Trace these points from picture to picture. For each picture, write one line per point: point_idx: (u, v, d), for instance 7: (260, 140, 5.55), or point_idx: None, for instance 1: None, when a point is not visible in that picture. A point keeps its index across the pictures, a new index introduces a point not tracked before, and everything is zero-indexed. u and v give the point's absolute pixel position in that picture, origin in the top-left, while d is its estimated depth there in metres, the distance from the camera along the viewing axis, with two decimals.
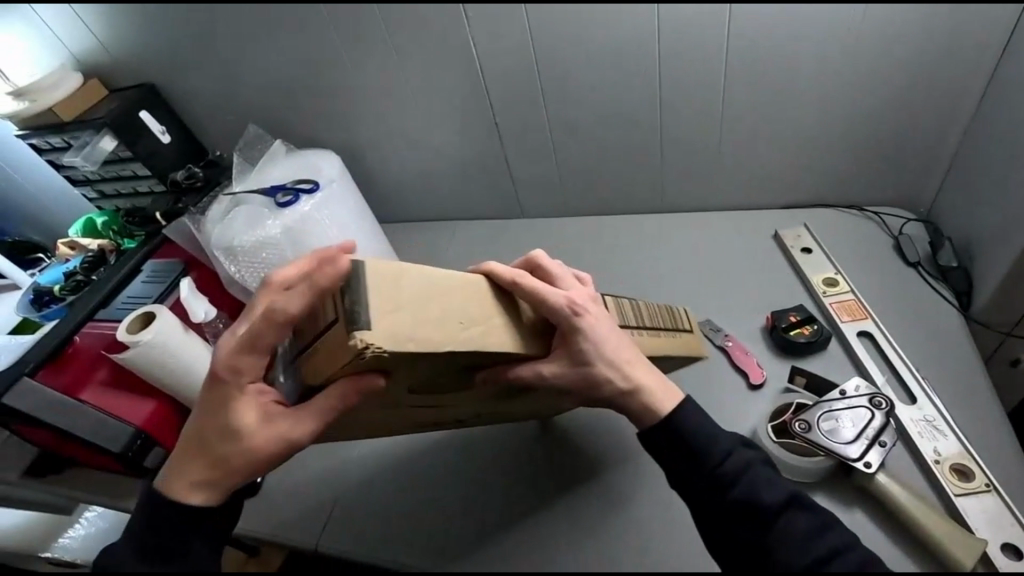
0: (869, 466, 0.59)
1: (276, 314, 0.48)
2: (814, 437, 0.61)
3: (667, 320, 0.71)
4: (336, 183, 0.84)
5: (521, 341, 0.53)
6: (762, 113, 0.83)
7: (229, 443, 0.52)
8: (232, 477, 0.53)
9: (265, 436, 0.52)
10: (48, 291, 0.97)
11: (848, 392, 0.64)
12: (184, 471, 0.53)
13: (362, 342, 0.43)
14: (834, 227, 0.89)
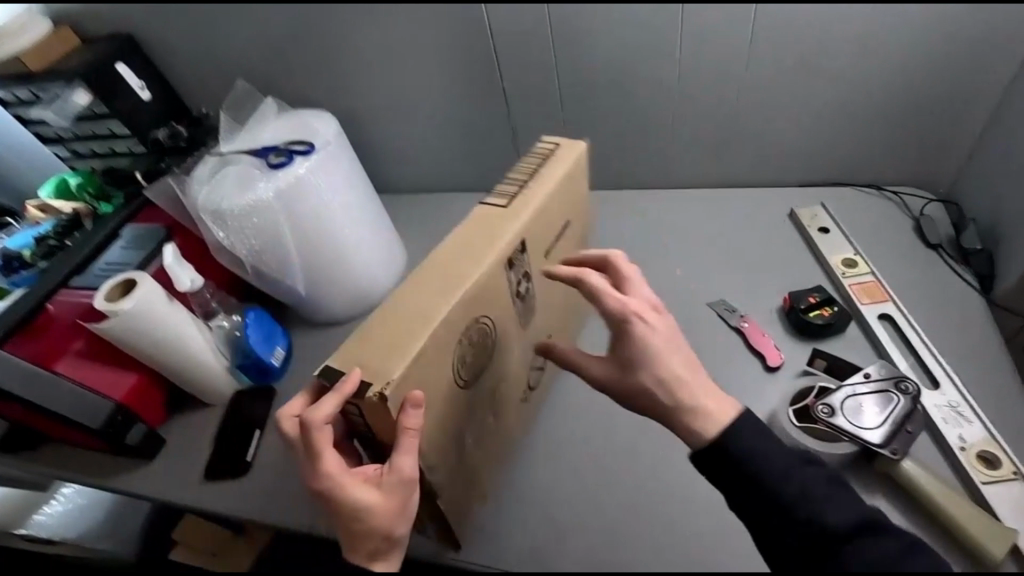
0: (896, 453, 0.57)
1: (316, 428, 0.49)
2: (838, 422, 0.59)
3: (539, 155, 0.69)
4: (332, 145, 0.77)
5: (490, 278, 0.57)
6: (788, 88, 0.79)
7: (365, 514, 0.50)
8: (396, 532, 0.52)
9: (388, 481, 0.50)
10: (17, 256, 0.89)
11: (872, 375, 0.62)
12: (357, 549, 0.51)
13: (374, 393, 0.48)
14: (853, 208, 0.87)
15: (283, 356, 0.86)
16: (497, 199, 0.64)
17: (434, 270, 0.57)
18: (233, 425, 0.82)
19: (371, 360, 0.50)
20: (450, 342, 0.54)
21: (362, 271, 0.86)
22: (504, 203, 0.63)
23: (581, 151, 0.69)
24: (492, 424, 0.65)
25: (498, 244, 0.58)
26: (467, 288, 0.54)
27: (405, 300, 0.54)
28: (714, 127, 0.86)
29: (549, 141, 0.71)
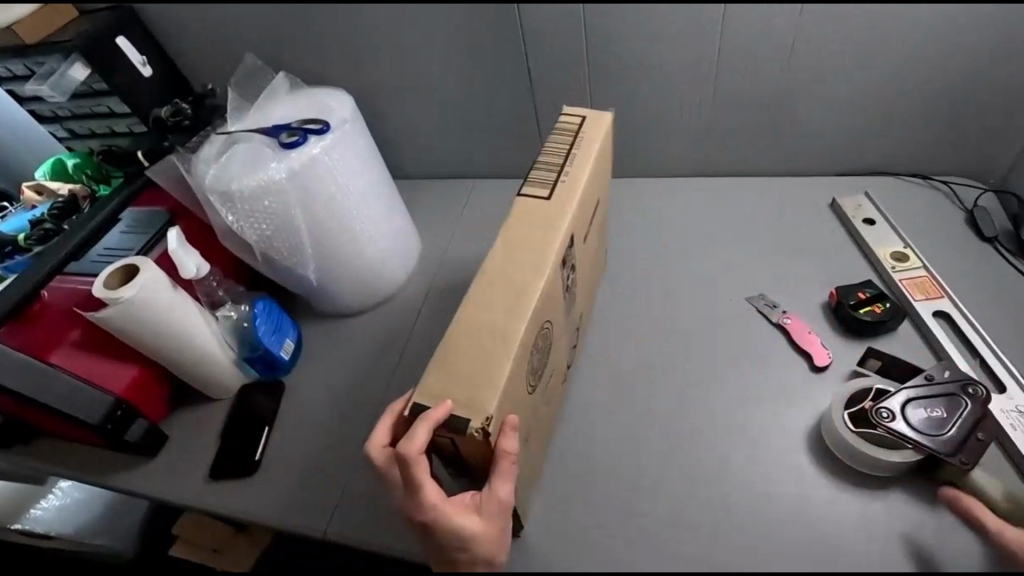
0: (966, 464, 0.55)
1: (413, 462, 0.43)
2: (900, 428, 0.56)
3: (566, 132, 0.62)
4: (349, 124, 0.72)
5: (552, 279, 0.52)
6: (835, 73, 0.74)
7: (471, 544, 0.45)
8: (500, 560, 0.47)
9: (490, 503, 0.46)
10: (11, 240, 0.84)
11: (935, 378, 0.60)
12: None
13: (477, 430, 0.43)
14: (898, 199, 0.83)
15: (292, 349, 0.82)
16: (535, 189, 0.57)
17: (491, 281, 0.51)
18: (240, 420, 0.78)
19: (460, 391, 0.45)
20: (527, 356, 0.49)
21: (381, 257, 0.82)
22: (545, 194, 0.57)
23: (609, 124, 0.63)
24: (544, 417, 0.60)
25: (554, 243, 0.52)
26: (537, 298, 0.49)
27: (473, 317, 0.49)
28: (753, 113, 0.81)
29: (571, 116, 0.64)
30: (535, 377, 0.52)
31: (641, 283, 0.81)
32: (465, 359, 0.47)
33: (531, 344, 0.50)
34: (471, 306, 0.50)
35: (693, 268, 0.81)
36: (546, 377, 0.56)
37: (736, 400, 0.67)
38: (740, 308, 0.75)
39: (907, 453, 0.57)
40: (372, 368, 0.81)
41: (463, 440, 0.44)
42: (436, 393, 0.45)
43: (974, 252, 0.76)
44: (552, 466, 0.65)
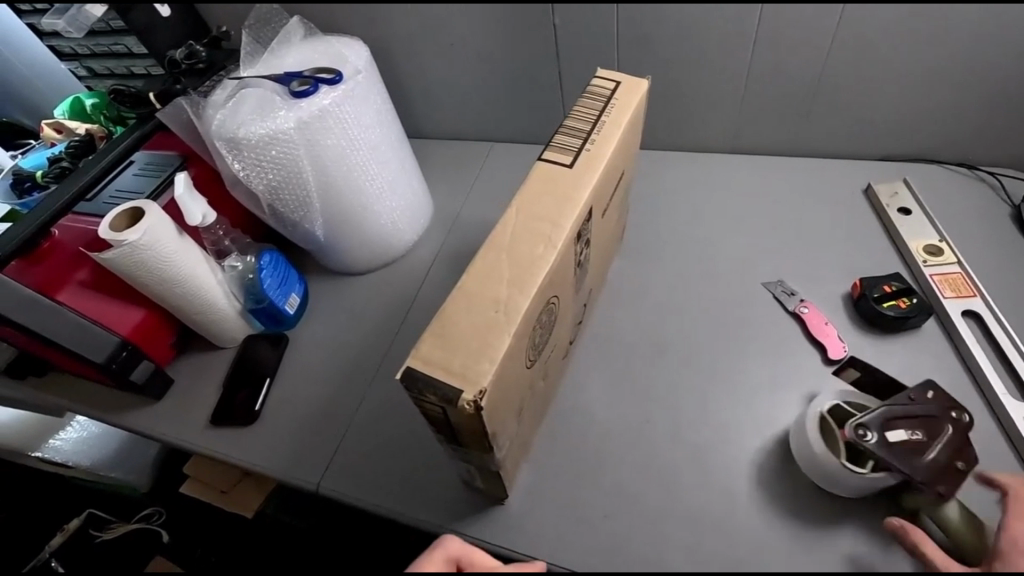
0: (944, 496, 0.49)
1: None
2: (875, 447, 0.50)
3: (596, 96, 0.58)
4: (363, 76, 0.70)
5: (565, 251, 0.48)
6: (887, 51, 0.68)
7: None
8: None
9: None
10: (30, 176, 0.86)
11: (919, 399, 0.53)
12: None
13: (469, 401, 0.39)
14: (938, 189, 0.77)
15: (298, 304, 0.82)
16: (557, 155, 0.53)
17: (503, 247, 0.47)
18: (242, 370, 0.78)
19: (455, 360, 0.41)
20: (530, 331, 0.46)
21: (391, 218, 0.81)
22: (567, 161, 0.53)
23: (643, 92, 0.59)
24: (541, 391, 0.59)
25: (572, 215, 0.49)
26: (547, 272, 0.45)
27: (476, 282, 0.45)
28: (789, 89, 0.75)
29: (604, 79, 0.60)
30: (535, 352, 0.50)
31: (654, 262, 0.78)
32: (463, 327, 0.43)
33: (535, 319, 0.47)
34: (477, 271, 0.46)
35: (709, 249, 0.77)
36: (545, 352, 0.54)
37: (741, 390, 0.65)
38: (755, 295, 0.72)
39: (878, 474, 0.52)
40: (373, 331, 0.80)
41: (450, 410, 0.41)
42: (427, 357, 0.42)
43: (1014, 252, 0.71)
44: (546, 441, 0.65)
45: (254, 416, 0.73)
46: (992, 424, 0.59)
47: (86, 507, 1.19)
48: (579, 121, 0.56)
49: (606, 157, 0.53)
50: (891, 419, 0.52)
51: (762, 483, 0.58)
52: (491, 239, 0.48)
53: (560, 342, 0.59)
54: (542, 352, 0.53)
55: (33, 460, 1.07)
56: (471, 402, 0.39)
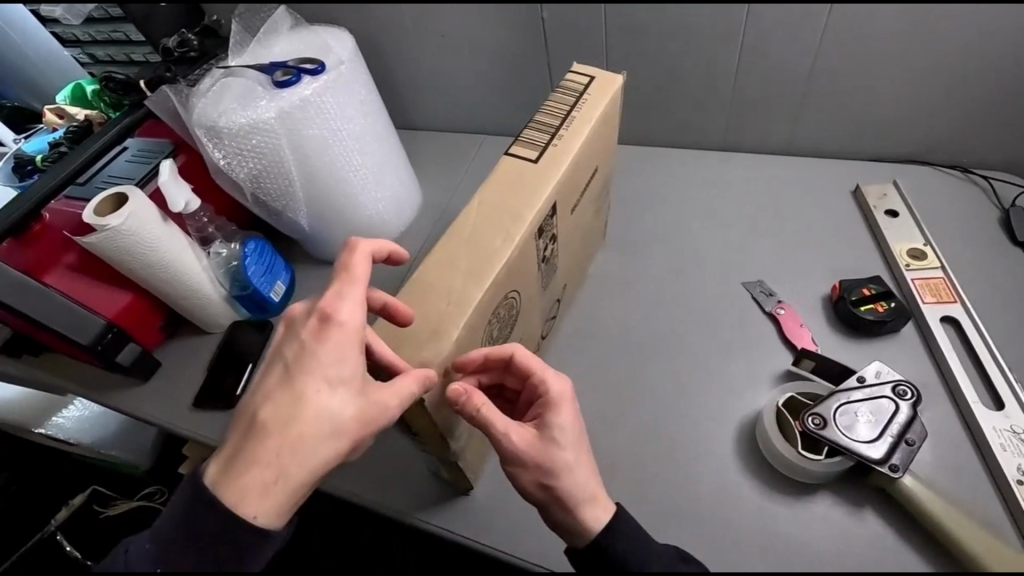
0: (895, 470, 0.53)
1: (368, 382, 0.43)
2: (830, 435, 0.54)
3: (569, 91, 0.58)
4: (346, 67, 0.70)
5: (523, 249, 0.49)
6: (878, 48, 0.67)
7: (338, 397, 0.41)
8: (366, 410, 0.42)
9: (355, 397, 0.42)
10: (31, 159, 0.88)
11: (867, 380, 0.57)
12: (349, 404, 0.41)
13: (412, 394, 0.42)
14: (929, 191, 0.76)
15: (283, 291, 0.83)
16: (523, 150, 0.53)
17: (461, 242, 0.48)
18: (225, 355, 0.80)
19: (405, 353, 0.44)
20: (483, 324, 0.47)
21: (376, 209, 0.81)
22: (533, 156, 0.53)
23: (618, 88, 0.58)
24: None
25: (533, 210, 0.49)
26: (503, 268, 0.46)
27: (431, 276, 0.47)
28: (780, 87, 0.74)
29: (579, 73, 0.59)
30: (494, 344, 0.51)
31: (636, 258, 0.77)
32: (415, 322, 0.46)
33: (491, 312, 0.48)
34: (434, 265, 0.48)
35: (692, 247, 0.77)
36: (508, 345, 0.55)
37: (713, 391, 0.64)
38: (735, 295, 0.71)
39: (837, 460, 0.54)
40: None
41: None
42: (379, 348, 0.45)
43: (1003, 258, 0.70)
44: None
45: (233, 400, 0.75)
46: (962, 431, 0.58)
47: (91, 484, 1.23)
48: (549, 116, 0.56)
49: (574, 152, 0.53)
50: (846, 405, 0.56)
51: (729, 484, 0.58)
52: (450, 234, 0.49)
53: (527, 336, 0.60)
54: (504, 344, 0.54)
55: (36, 437, 1.11)
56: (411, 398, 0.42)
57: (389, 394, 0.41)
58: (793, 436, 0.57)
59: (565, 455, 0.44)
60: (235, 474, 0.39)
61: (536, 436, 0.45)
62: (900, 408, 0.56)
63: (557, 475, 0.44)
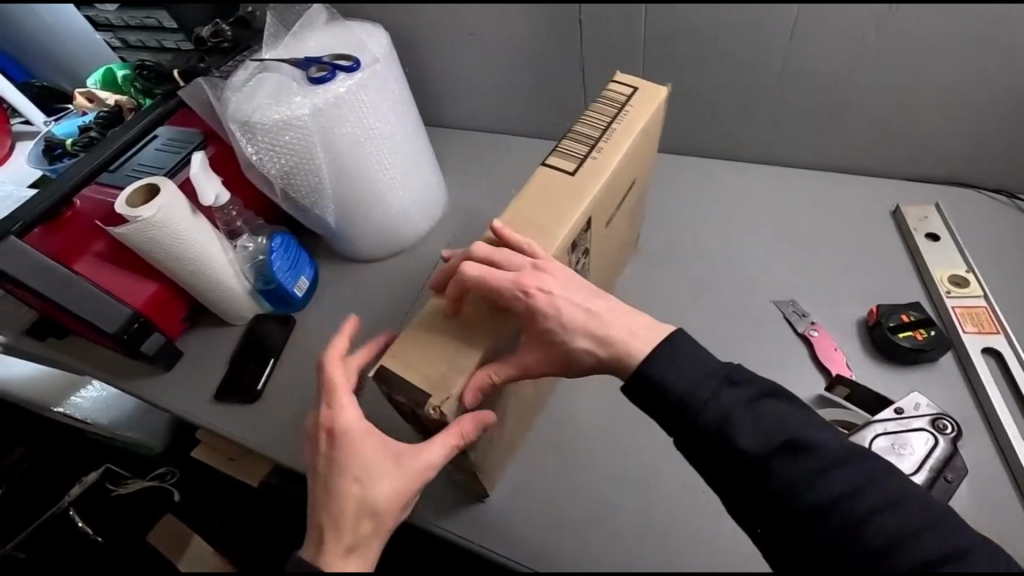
0: None
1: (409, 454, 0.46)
2: None
3: (611, 101, 0.57)
4: (380, 65, 0.69)
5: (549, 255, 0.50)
6: (929, 67, 0.64)
7: (388, 476, 0.45)
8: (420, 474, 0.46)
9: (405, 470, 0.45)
10: (61, 143, 0.88)
11: (905, 412, 0.56)
12: (401, 478, 0.45)
13: (434, 408, 0.45)
14: (972, 216, 0.74)
15: (306, 287, 0.83)
16: (560, 161, 0.53)
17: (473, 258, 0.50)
18: (249, 348, 0.80)
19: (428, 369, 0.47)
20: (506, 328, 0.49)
21: (403, 208, 0.81)
22: (570, 168, 0.53)
23: (662, 99, 0.57)
24: (530, 394, 0.61)
25: (566, 225, 0.50)
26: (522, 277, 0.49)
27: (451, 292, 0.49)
28: (823, 101, 0.72)
29: (622, 82, 0.59)
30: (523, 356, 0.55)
31: (664, 271, 0.76)
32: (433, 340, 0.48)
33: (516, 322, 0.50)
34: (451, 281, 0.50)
35: (722, 261, 0.75)
36: None
37: None
38: (766, 313, 0.70)
39: None
40: (376, 320, 0.81)
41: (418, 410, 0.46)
42: (402, 361, 0.47)
43: None
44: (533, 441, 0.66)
45: (253, 395, 0.75)
46: (1000, 468, 0.56)
47: (104, 462, 1.25)
48: (588, 125, 0.56)
49: (611, 166, 0.52)
50: (884, 437, 0.54)
51: None
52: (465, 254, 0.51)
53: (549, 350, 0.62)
54: None
55: (54, 414, 1.12)
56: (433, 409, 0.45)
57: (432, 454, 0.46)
58: None
59: (577, 343, 0.47)
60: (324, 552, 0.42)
61: (544, 347, 0.47)
62: (938, 443, 0.54)
63: (585, 350, 0.47)
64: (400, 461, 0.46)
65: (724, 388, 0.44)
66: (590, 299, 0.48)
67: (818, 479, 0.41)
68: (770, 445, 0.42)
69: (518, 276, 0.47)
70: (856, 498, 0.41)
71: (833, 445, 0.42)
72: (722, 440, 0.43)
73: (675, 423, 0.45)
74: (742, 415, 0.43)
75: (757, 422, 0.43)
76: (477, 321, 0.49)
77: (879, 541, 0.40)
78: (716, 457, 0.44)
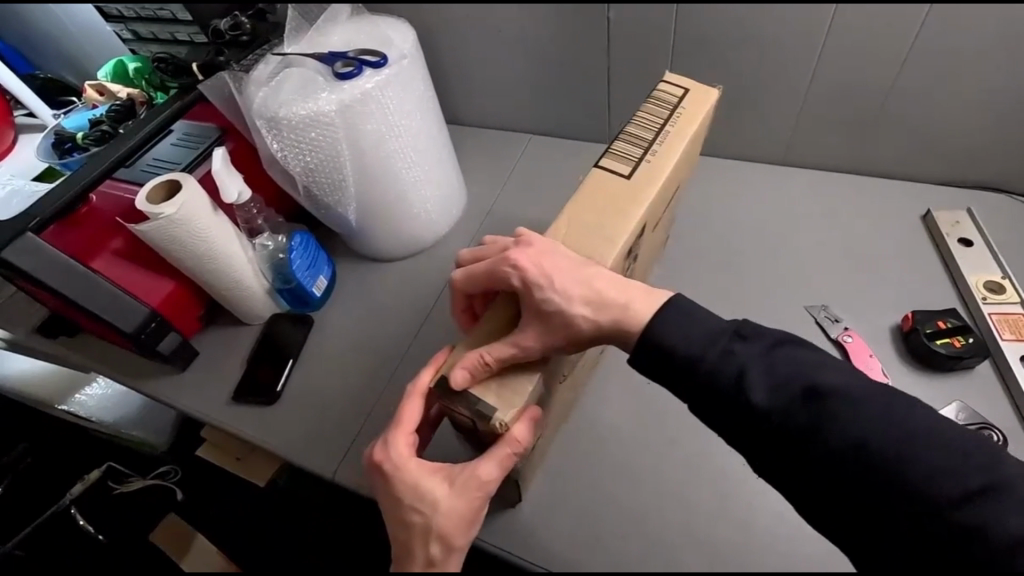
0: None
1: (470, 472, 0.45)
2: None
3: (663, 103, 0.58)
4: (407, 61, 0.67)
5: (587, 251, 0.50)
6: (970, 73, 0.63)
7: (449, 494, 0.45)
8: (486, 486, 0.46)
9: (464, 486, 0.45)
10: (71, 137, 0.85)
11: None
12: (463, 493, 0.45)
13: (501, 422, 0.45)
14: (1004, 221, 0.73)
15: (325, 286, 0.81)
16: (615, 164, 0.54)
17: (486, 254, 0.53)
18: (266, 348, 0.78)
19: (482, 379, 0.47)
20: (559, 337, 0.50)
21: (424, 208, 0.79)
22: (625, 172, 0.54)
23: (713, 101, 0.59)
24: (562, 397, 0.61)
25: (624, 231, 0.51)
26: None
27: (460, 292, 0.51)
28: (857, 105, 0.71)
29: (674, 84, 0.60)
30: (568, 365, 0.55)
31: (692, 274, 0.75)
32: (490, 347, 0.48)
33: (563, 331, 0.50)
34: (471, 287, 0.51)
35: (749, 264, 0.74)
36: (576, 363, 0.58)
37: None
38: (797, 318, 0.69)
39: None
40: (398, 320, 0.80)
41: (481, 424, 0.46)
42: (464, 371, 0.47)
43: None
44: (563, 446, 0.65)
45: (273, 397, 0.73)
46: None
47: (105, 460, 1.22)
48: (643, 125, 0.56)
49: (666, 171, 0.54)
50: None
51: None
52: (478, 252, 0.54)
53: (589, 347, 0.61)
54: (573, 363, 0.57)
55: (58, 413, 1.10)
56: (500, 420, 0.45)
57: (489, 468, 0.45)
58: None
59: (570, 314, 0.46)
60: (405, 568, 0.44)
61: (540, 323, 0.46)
62: None
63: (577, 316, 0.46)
64: (464, 479, 0.45)
65: (735, 343, 0.44)
66: (582, 271, 0.48)
67: (841, 423, 0.41)
68: (786, 394, 0.42)
69: (504, 255, 0.48)
70: (877, 437, 0.40)
71: (848, 386, 0.42)
72: (735, 395, 0.42)
73: (693, 387, 0.44)
74: (757, 368, 0.43)
75: (771, 370, 0.43)
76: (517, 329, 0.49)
77: (910, 477, 0.39)
78: (735, 416, 0.43)
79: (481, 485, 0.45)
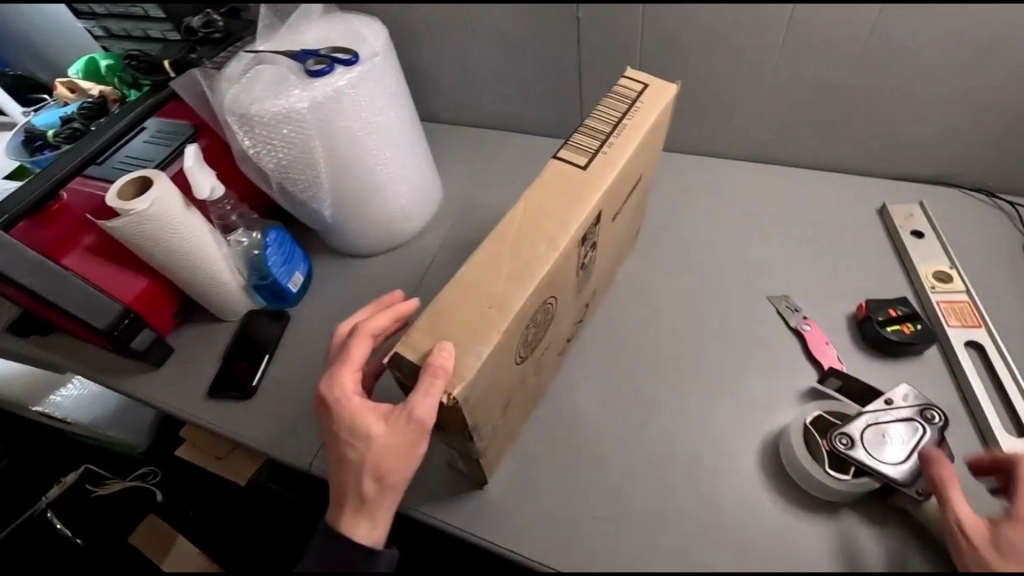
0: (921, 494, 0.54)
1: (406, 415, 0.46)
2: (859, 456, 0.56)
3: (622, 97, 0.60)
4: (379, 58, 0.68)
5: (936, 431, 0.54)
6: (918, 72, 0.66)
7: (381, 437, 0.47)
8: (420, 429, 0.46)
9: (395, 432, 0.47)
10: (42, 135, 0.85)
11: (895, 402, 0.59)
12: (392, 435, 0.47)
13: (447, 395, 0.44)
14: (954, 214, 0.77)
15: (301, 282, 0.82)
16: (572, 155, 0.56)
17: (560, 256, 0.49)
18: (242, 344, 0.79)
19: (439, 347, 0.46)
20: (525, 322, 0.50)
21: (399, 204, 0.80)
22: (582, 162, 0.55)
23: (671, 95, 0.61)
24: (531, 386, 0.63)
25: (576, 216, 0.52)
26: (545, 270, 0.49)
27: (476, 269, 0.50)
28: (815, 104, 0.74)
29: (633, 79, 0.62)
30: (526, 348, 0.54)
31: (661, 267, 0.77)
32: (455, 319, 0.48)
33: (529, 319, 0.51)
34: (478, 263, 0.50)
35: (714, 257, 0.77)
36: (539, 348, 0.59)
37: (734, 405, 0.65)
38: (758, 309, 0.72)
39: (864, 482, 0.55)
40: None
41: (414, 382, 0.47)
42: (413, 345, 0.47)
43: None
44: (534, 435, 0.66)
45: (247, 392, 0.74)
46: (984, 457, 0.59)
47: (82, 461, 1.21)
48: (604, 119, 0.59)
49: (622, 160, 0.56)
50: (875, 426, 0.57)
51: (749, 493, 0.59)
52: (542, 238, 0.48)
53: (556, 330, 0.62)
54: (535, 348, 0.57)
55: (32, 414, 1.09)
56: (451, 396, 0.44)
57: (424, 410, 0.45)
58: (814, 455, 0.58)
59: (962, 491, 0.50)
60: (343, 504, 0.48)
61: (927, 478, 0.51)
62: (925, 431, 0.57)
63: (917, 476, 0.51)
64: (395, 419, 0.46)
65: None
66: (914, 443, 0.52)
67: None
68: None
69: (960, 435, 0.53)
70: None
71: None
72: None
73: None
74: None
75: None
76: (478, 304, 0.48)
77: None
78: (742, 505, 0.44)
79: (410, 428, 0.46)
